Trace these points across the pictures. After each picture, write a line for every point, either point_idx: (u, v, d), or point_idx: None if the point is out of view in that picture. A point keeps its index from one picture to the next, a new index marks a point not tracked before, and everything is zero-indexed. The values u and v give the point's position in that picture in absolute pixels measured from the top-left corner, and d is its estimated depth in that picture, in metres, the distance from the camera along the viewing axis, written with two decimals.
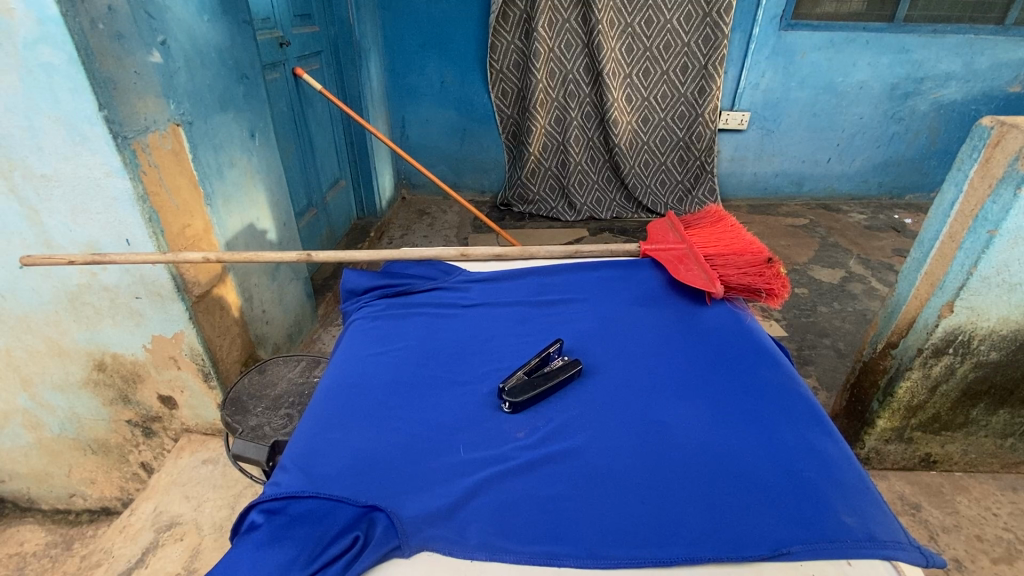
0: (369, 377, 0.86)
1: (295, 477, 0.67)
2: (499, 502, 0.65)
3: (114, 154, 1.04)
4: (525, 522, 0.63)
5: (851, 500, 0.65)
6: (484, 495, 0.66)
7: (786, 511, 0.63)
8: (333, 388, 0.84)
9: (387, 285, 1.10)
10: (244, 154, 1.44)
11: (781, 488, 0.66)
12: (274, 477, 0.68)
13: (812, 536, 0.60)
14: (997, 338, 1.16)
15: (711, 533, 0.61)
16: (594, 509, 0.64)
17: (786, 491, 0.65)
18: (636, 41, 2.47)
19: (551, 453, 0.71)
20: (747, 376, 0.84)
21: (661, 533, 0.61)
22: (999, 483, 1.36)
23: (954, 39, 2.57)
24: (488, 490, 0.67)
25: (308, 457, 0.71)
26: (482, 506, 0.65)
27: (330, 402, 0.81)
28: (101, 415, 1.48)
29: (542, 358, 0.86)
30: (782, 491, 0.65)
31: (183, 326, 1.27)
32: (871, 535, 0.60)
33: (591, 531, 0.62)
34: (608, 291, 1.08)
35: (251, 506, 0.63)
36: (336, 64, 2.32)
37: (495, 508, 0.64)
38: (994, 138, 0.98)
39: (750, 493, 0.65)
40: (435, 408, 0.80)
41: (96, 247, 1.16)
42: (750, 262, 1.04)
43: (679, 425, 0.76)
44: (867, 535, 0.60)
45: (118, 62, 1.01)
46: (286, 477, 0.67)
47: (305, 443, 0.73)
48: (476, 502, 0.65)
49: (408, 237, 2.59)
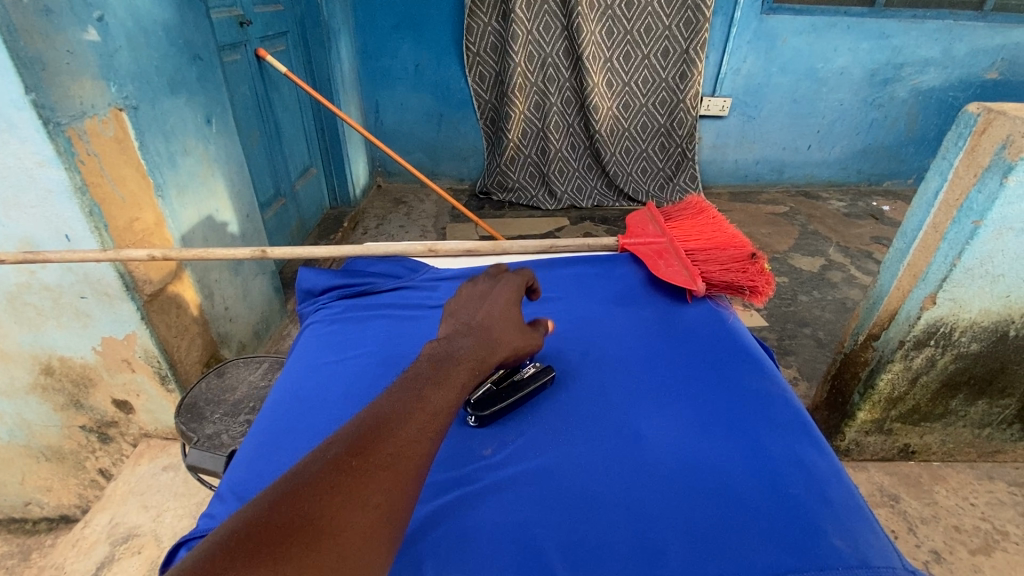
0: (323, 389, 0.80)
1: (233, 509, 0.61)
2: (459, 532, 0.60)
3: (46, 142, 0.95)
4: (489, 555, 0.58)
5: (841, 520, 0.61)
6: (444, 525, 0.61)
7: (774, 535, 0.59)
8: (282, 403, 0.78)
9: (348, 284, 1.04)
10: (199, 142, 1.35)
11: (767, 508, 0.62)
12: (208, 508, 0.62)
13: (801, 562, 0.56)
14: (978, 330, 1.15)
15: (695, 561, 0.57)
16: (567, 536, 0.60)
17: (772, 511, 0.62)
18: (617, 23, 2.39)
19: (516, 475, 0.66)
20: (728, 381, 0.81)
21: (640, 562, 0.57)
22: (976, 472, 1.36)
23: (933, 24, 2.56)
24: (448, 519, 0.61)
25: (250, 484, 0.65)
26: (440, 539, 0.59)
27: (278, 419, 0.75)
28: (52, 421, 1.39)
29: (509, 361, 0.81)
30: (769, 512, 0.62)
31: (136, 327, 1.19)
32: (863, 560, 0.57)
33: (563, 564, 0.57)
34: (583, 288, 1.04)
35: (180, 544, 0.57)
36: (304, 46, 2.20)
37: (455, 538, 0.59)
38: (980, 126, 0.96)
39: (734, 512, 0.62)
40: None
41: (33, 243, 1.07)
42: (733, 258, 1.00)
43: (658, 437, 0.71)
44: (859, 560, 0.57)
45: (47, 40, 0.91)
46: (223, 507, 0.62)
47: (247, 468, 0.67)
48: (436, 533, 0.60)
49: (384, 228, 2.51)
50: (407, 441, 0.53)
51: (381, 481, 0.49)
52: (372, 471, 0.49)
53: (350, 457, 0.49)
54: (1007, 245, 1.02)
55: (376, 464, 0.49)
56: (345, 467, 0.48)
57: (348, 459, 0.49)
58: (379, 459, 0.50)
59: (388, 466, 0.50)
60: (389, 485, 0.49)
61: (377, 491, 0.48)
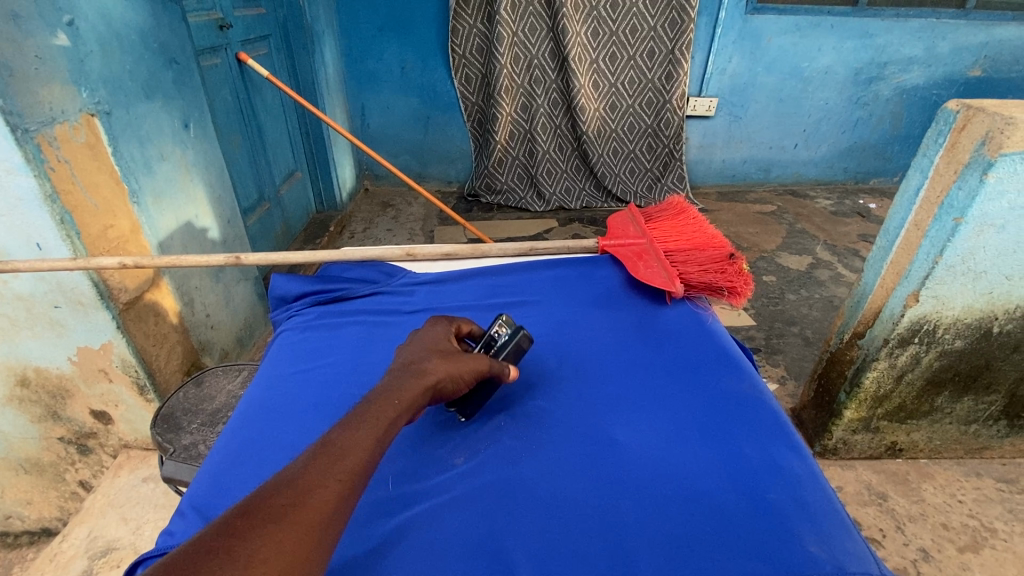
0: (292, 400, 0.78)
1: (193, 526, 0.60)
2: (424, 547, 0.58)
3: (15, 149, 0.92)
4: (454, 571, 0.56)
5: (818, 525, 0.60)
6: (411, 539, 0.59)
7: (749, 543, 0.58)
8: (250, 414, 0.76)
9: (321, 290, 1.02)
10: (177, 147, 1.33)
11: (743, 515, 0.61)
12: (167, 526, 0.60)
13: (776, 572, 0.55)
14: (961, 327, 1.15)
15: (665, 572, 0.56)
16: (536, 546, 0.58)
17: (747, 518, 0.61)
18: (602, 24, 2.39)
19: (488, 483, 0.65)
20: (707, 384, 0.80)
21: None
22: (963, 469, 1.36)
23: (916, 23, 2.58)
24: (415, 532, 0.60)
25: (212, 499, 0.63)
26: (405, 555, 0.57)
27: (245, 431, 0.73)
28: (30, 433, 1.36)
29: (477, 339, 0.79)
30: (744, 519, 0.61)
31: (112, 336, 1.16)
32: (840, 567, 0.55)
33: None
34: (562, 291, 1.03)
35: (137, 564, 0.56)
36: (287, 50, 2.18)
37: (421, 552, 0.58)
38: (960, 123, 0.96)
39: (708, 520, 0.61)
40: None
41: (4, 252, 1.05)
42: (712, 258, 1.00)
43: (634, 442, 0.71)
44: (835, 567, 0.55)
45: (15, 45, 0.89)
46: (182, 524, 0.60)
47: (209, 483, 0.66)
48: (401, 547, 0.59)
49: (371, 232, 2.49)
50: (313, 486, 0.50)
51: (273, 529, 0.46)
52: (262, 522, 0.46)
53: (239, 511, 0.46)
54: (988, 242, 1.02)
55: (269, 513, 0.47)
56: (228, 524, 0.45)
57: (234, 515, 0.46)
58: (276, 507, 0.47)
59: (285, 513, 0.47)
60: (283, 531, 0.46)
61: (266, 539, 0.45)
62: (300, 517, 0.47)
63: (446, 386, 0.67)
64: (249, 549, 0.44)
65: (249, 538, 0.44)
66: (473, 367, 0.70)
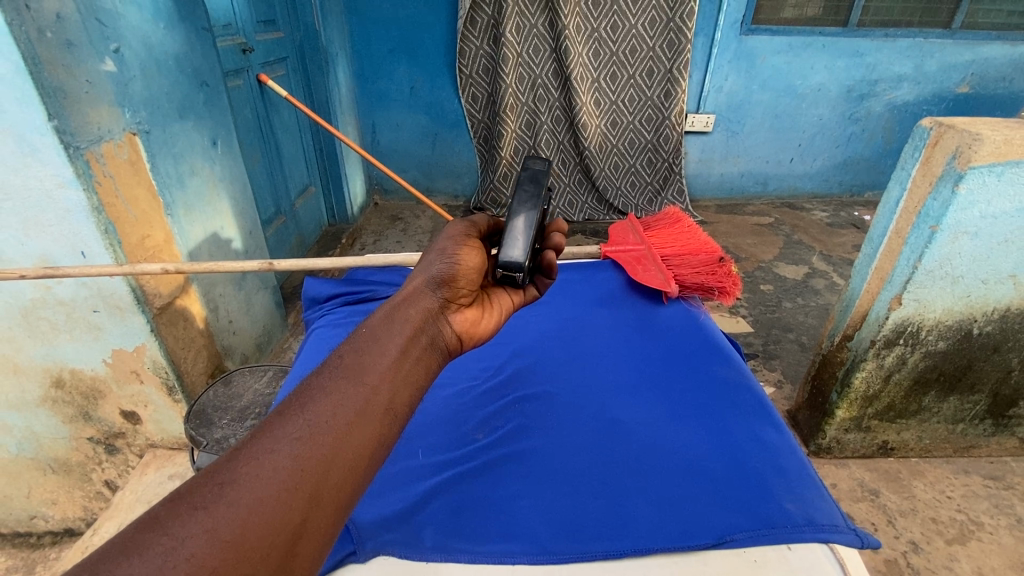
0: None
1: None
2: (452, 505, 0.83)
3: (66, 165, 1.01)
4: (481, 523, 0.80)
5: (794, 487, 0.84)
6: (441, 498, 0.84)
7: (736, 504, 0.81)
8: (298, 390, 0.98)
9: (347, 293, 1.29)
10: (206, 163, 1.42)
11: (728, 479, 0.85)
12: None
13: (756, 525, 0.78)
14: (943, 329, 1.22)
15: (664, 526, 0.79)
16: (550, 506, 0.83)
17: (733, 480, 0.85)
18: (602, 46, 2.50)
19: (502, 457, 0.90)
20: (702, 374, 1.06)
21: (620, 528, 0.79)
22: (952, 467, 1.42)
23: (904, 42, 2.68)
24: (443, 494, 0.85)
25: None
26: (436, 510, 0.82)
27: None
28: (61, 433, 1.43)
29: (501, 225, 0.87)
30: (729, 481, 0.85)
31: (145, 338, 1.24)
32: (809, 520, 0.79)
33: (545, 531, 0.79)
34: (550, 310, 1.29)
35: None
36: (303, 70, 2.29)
37: (462, 505, 0.83)
38: (933, 139, 1.05)
39: (697, 484, 0.85)
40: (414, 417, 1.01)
41: (50, 260, 1.13)
42: (704, 262, 1.26)
43: (633, 424, 0.96)
44: (805, 520, 0.79)
45: (68, 70, 0.98)
46: None
47: None
48: (433, 505, 0.83)
49: (381, 244, 2.58)
50: (259, 458, 0.47)
51: (207, 515, 0.43)
52: (193, 507, 0.43)
53: (169, 499, 0.44)
54: (964, 248, 1.10)
55: (213, 489, 0.44)
56: (152, 514, 0.42)
57: (162, 503, 0.43)
58: (210, 487, 0.44)
59: (223, 493, 0.44)
60: (220, 514, 0.43)
61: (200, 525, 0.42)
62: (242, 496, 0.44)
63: (440, 268, 0.72)
64: (179, 537, 0.41)
65: (180, 523, 0.42)
66: (446, 238, 0.77)
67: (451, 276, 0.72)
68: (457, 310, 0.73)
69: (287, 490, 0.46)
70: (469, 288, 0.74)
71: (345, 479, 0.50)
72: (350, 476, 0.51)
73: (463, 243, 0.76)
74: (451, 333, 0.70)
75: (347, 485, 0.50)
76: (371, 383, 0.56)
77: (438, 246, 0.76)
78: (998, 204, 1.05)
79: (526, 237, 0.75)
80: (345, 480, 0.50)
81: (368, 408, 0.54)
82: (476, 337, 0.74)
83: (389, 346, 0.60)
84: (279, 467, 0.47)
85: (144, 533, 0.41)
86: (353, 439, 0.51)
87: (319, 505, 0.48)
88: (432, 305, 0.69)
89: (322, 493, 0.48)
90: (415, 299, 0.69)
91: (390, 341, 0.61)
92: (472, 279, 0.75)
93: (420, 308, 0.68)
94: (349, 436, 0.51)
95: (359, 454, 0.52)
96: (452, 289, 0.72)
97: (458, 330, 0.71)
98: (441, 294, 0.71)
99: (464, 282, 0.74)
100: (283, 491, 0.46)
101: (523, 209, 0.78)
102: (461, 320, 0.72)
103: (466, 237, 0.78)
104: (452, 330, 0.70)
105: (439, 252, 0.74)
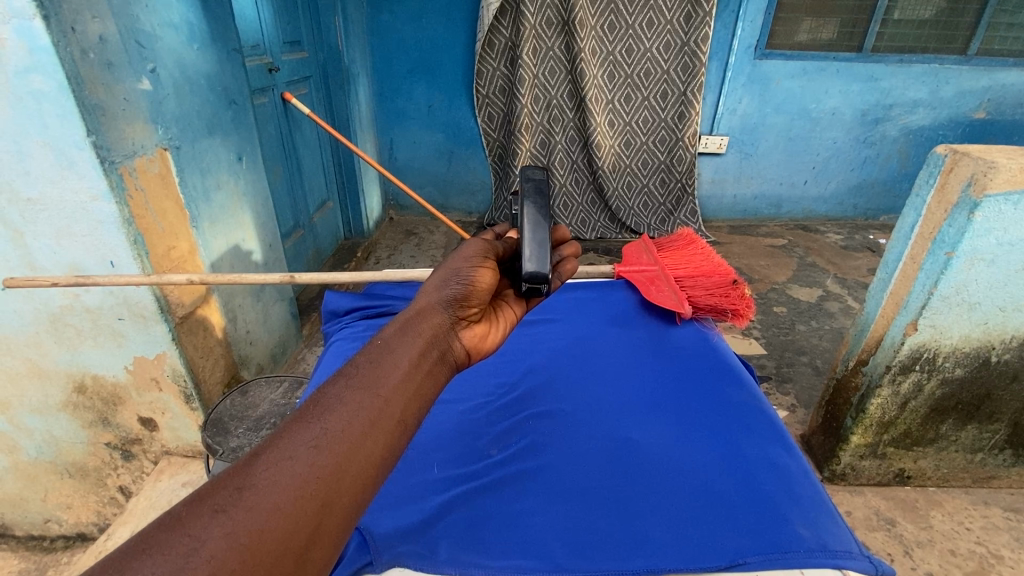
0: None
1: None
2: (465, 520, 0.83)
3: (101, 178, 1.05)
4: (494, 540, 0.81)
5: (807, 513, 0.83)
6: (455, 514, 0.84)
7: (749, 528, 0.81)
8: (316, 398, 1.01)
9: (367, 306, 1.34)
10: (231, 177, 1.47)
11: (741, 502, 0.85)
12: None
13: (770, 549, 0.78)
14: (961, 355, 1.21)
15: (676, 547, 0.79)
16: (561, 523, 0.83)
17: (745, 503, 0.85)
18: (618, 68, 2.55)
19: (515, 473, 0.91)
20: (715, 394, 1.07)
21: (631, 549, 0.79)
22: (971, 497, 1.39)
23: (919, 68, 2.70)
24: (458, 509, 0.85)
25: None
26: (450, 524, 0.83)
27: None
28: (80, 438, 1.46)
29: (513, 239, 0.87)
30: (741, 504, 0.85)
31: (167, 347, 1.27)
32: (824, 547, 0.78)
33: (557, 547, 0.79)
34: (565, 328, 1.31)
35: None
36: (325, 89, 2.36)
37: (476, 519, 0.84)
38: (948, 166, 1.05)
39: (710, 508, 0.84)
40: (429, 432, 1.02)
41: (80, 268, 1.17)
42: (717, 283, 1.26)
43: (646, 444, 0.96)
44: (819, 546, 0.78)
45: (107, 89, 1.03)
46: None
47: None
48: (446, 519, 0.84)
49: (395, 258, 2.61)
50: (277, 465, 0.48)
51: (227, 517, 0.44)
52: (213, 510, 0.44)
53: (191, 499, 0.45)
54: (980, 275, 1.09)
55: (229, 495, 0.45)
56: (175, 514, 0.44)
57: (185, 503, 0.45)
58: (230, 490, 0.46)
59: (242, 497, 0.45)
60: (239, 517, 0.44)
61: (220, 527, 0.43)
62: (259, 501, 0.46)
63: (453, 286, 0.70)
64: (200, 538, 0.42)
65: (201, 524, 0.43)
66: (461, 256, 0.74)
67: (463, 295, 0.71)
68: (467, 326, 0.71)
69: (303, 496, 0.47)
70: (479, 305, 0.73)
71: (358, 486, 0.51)
72: (362, 484, 0.52)
73: (479, 263, 0.73)
74: (461, 349, 0.69)
75: (359, 493, 0.51)
76: (385, 394, 0.56)
77: (453, 263, 0.74)
78: (1016, 232, 1.05)
79: (542, 247, 0.76)
80: (356, 489, 0.51)
81: (381, 419, 0.54)
82: (485, 352, 0.73)
83: (402, 358, 0.61)
84: (295, 473, 0.48)
85: (167, 532, 0.42)
86: (366, 449, 0.52)
87: (332, 513, 0.49)
88: (442, 322, 0.68)
89: (335, 500, 0.49)
90: (426, 315, 0.68)
91: (404, 353, 0.61)
92: (484, 297, 0.73)
93: (431, 324, 0.67)
94: (363, 446, 0.52)
95: (371, 463, 0.52)
96: (463, 306, 0.71)
97: (467, 346, 0.70)
98: (453, 312, 0.70)
99: (476, 301, 0.72)
100: (298, 497, 0.47)
101: (530, 222, 0.78)
102: (471, 336, 0.71)
103: (483, 257, 0.75)
104: (461, 345, 0.69)
105: (453, 270, 0.72)
